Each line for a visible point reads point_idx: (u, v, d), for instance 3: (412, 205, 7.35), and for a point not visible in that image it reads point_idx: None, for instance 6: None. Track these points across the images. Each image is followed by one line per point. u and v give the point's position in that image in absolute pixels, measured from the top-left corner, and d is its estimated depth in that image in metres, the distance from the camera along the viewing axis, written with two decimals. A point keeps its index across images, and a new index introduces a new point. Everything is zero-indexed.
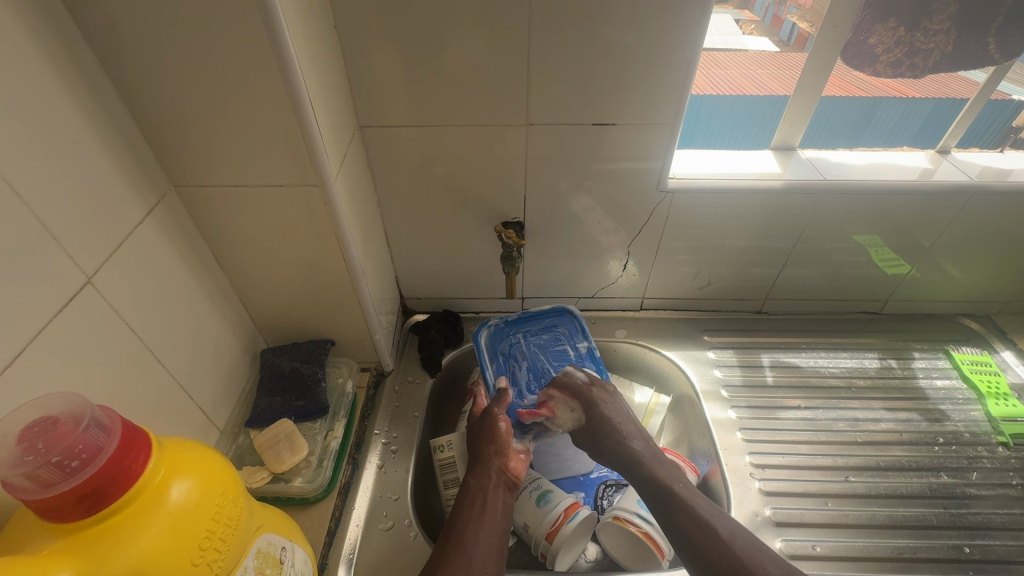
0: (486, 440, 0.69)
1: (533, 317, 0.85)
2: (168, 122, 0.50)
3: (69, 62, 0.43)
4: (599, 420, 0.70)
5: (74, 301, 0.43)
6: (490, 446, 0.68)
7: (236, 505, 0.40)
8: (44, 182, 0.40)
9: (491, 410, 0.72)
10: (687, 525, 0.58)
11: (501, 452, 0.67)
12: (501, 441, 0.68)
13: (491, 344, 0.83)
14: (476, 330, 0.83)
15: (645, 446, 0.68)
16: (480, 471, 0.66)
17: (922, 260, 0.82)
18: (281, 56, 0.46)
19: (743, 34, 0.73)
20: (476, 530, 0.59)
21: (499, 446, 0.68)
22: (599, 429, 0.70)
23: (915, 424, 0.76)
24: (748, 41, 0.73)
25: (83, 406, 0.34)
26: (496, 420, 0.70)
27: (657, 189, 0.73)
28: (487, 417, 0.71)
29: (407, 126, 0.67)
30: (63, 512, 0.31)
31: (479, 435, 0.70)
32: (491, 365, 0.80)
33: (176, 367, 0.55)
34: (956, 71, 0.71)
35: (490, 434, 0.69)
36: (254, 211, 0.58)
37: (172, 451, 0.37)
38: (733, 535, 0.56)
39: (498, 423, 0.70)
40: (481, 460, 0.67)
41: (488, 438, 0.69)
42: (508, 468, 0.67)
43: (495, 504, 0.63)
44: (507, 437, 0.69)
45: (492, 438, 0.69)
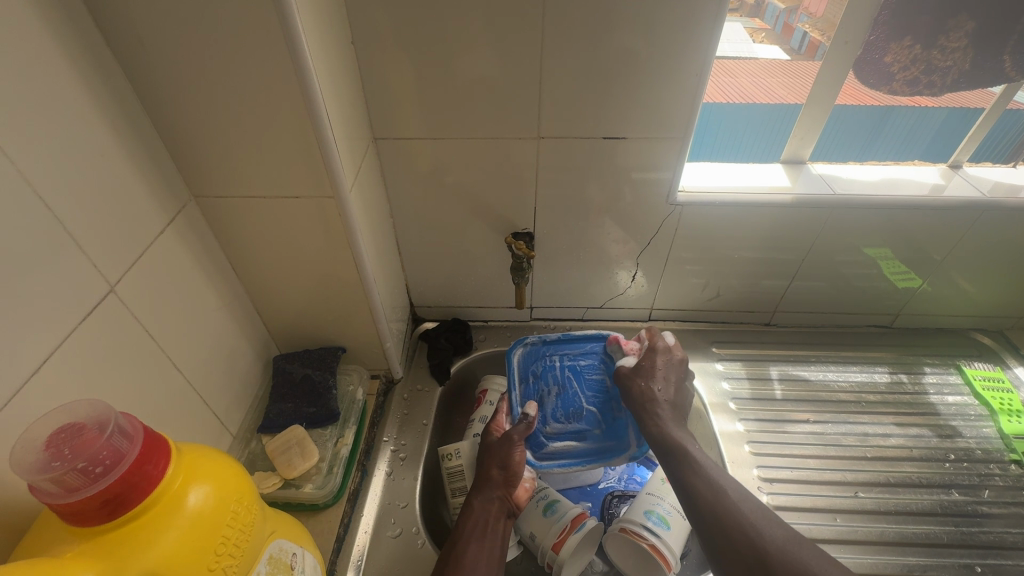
0: (500, 468, 0.68)
1: (572, 340, 0.81)
2: (190, 134, 0.52)
3: (97, 77, 0.44)
4: (639, 377, 0.72)
5: (97, 309, 0.44)
6: (502, 473, 0.68)
7: (250, 511, 0.41)
8: (71, 194, 0.42)
9: (512, 437, 0.70)
10: (704, 491, 0.58)
11: (511, 482, 0.67)
12: (515, 474, 0.67)
13: (524, 364, 0.80)
14: (510, 347, 0.82)
15: (670, 410, 0.69)
16: (485, 496, 0.66)
17: (934, 274, 0.82)
18: (301, 70, 0.47)
19: (754, 42, 0.72)
20: (478, 558, 0.59)
21: (510, 478, 0.67)
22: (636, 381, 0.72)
23: (927, 440, 0.76)
24: (759, 50, 0.72)
25: (108, 413, 0.35)
26: (513, 448, 0.69)
27: (667, 202, 0.74)
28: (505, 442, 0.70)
29: (420, 138, 0.68)
30: (86, 516, 0.32)
31: (494, 459, 0.69)
32: (519, 387, 0.78)
33: (193, 373, 0.57)
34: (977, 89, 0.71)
35: (506, 462, 0.68)
36: (270, 221, 0.60)
37: (190, 457, 0.38)
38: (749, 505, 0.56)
39: (514, 451, 0.69)
40: (491, 484, 0.66)
41: (501, 466, 0.68)
42: (512, 496, 0.67)
43: (495, 531, 0.63)
44: (519, 468, 0.68)
45: (505, 466, 0.68)
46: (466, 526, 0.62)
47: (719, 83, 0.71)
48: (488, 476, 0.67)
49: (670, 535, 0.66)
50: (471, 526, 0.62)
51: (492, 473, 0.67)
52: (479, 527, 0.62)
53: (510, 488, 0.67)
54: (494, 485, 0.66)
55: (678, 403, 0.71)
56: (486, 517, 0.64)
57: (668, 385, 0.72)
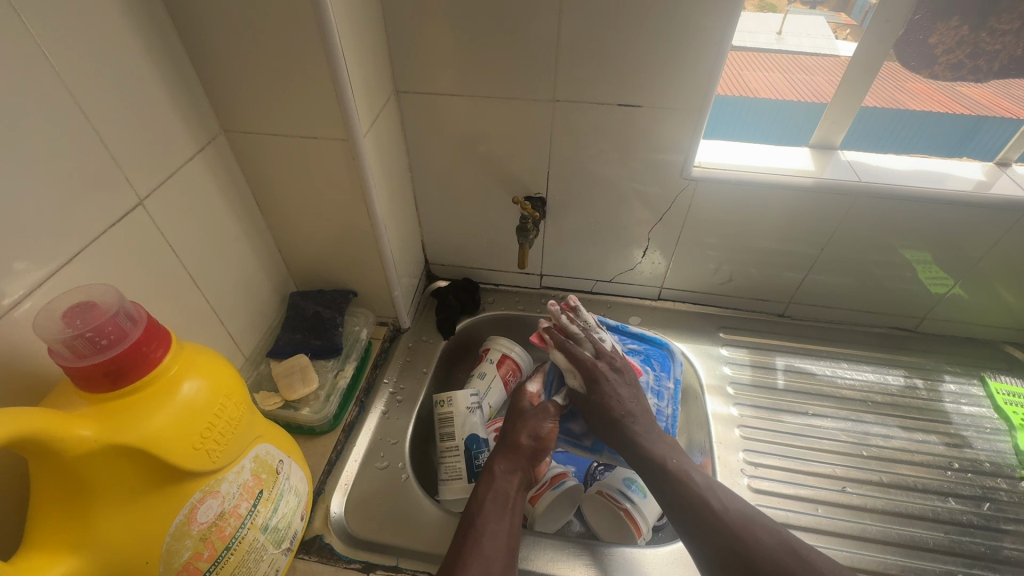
0: (530, 438, 0.69)
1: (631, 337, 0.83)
2: (223, 69, 0.56)
3: (138, 7, 0.49)
4: (601, 401, 0.70)
5: (127, 218, 0.50)
6: (531, 444, 0.69)
7: (238, 408, 0.45)
8: (109, 110, 0.47)
9: (546, 411, 0.73)
10: (687, 501, 0.59)
11: (536, 455, 0.69)
12: (544, 446, 0.69)
13: None
14: None
15: (645, 421, 0.69)
16: (507, 464, 0.66)
17: (966, 278, 0.77)
18: (320, 12, 0.50)
19: (839, 38, 0.73)
20: (498, 524, 0.59)
21: (537, 449, 0.69)
22: (600, 407, 0.70)
23: (931, 446, 0.73)
24: (841, 47, 0.73)
25: (117, 297, 0.40)
26: (546, 421, 0.71)
27: (681, 177, 0.73)
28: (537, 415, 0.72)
29: (439, 95, 0.71)
30: (91, 382, 0.37)
31: (526, 428, 0.70)
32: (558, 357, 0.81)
33: (212, 293, 0.62)
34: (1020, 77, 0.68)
35: (537, 434, 0.70)
36: (291, 161, 0.64)
37: (187, 351, 0.42)
38: (728, 506, 0.58)
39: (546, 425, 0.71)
40: (517, 452, 0.68)
41: (532, 435, 0.69)
42: (535, 468, 0.69)
43: (514, 501, 0.63)
44: (548, 441, 0.70)
45: (535, 437, 0.69)
46: (488, 493, 0.62)
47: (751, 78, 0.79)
48: (516, 444, 0.68)
49: (645, 503, 0.68)
50: (493, 494, 0.62)
51: (522, 442, 0.69)
52: (501, 494, 0.62)
53: (534, 460, 0.69)
54: (520, 454, 0.68)
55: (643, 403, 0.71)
56: (508, 486, 0.64)
57: (628, 391, 0.71)
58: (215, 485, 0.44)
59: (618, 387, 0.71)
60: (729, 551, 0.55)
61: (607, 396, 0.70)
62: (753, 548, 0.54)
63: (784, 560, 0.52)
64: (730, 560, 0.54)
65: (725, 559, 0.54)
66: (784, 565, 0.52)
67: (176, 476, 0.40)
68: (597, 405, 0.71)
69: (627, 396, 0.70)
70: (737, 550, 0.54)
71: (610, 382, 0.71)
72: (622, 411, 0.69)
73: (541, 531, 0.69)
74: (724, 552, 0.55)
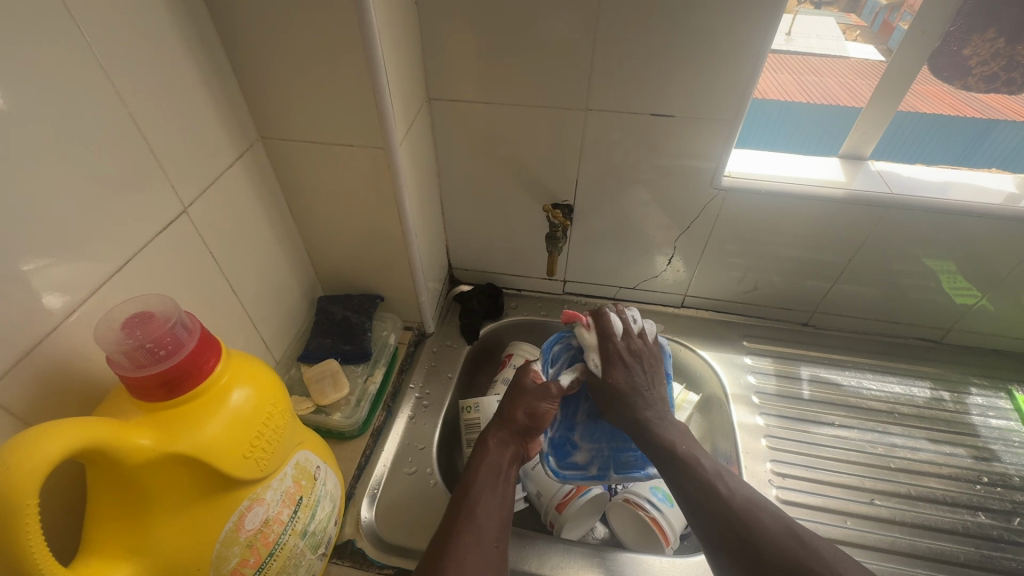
0: (526, 415, 0.66)
1: None
2: (262, 78, 0.57)
3: (185, 17, 0.49)
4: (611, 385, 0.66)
5: (172, 226, 0.50)
6: (526, 421, 0.66)
7: (283, 417, 0.46)
8: (158, 120, 0.48)
9: (547, 388, 0.67)
10: (694, 491, 0.56)
11: (531, 432, 0.66)
12: (539, 425, 0.66)
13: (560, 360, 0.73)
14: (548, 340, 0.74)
15: (656, 411, 0.65)
16: (503, 440, 0.65)
17: (994, 291, 0.77)
18: (364, 23, 0.51)
19: (846, 40, 0.76)
20: (492, 497, 0.58)
21: (533, 426, 0.66)
22: (609, 389, 0.66)
23: (959, 459, 0.73)
24: (851, 48, 0.75)
25: (173, 308, 0.40)
26: (545, 400, 0.66)
27: (710, 186, 0.73)
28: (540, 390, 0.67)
29: (471, 102, 0.71)
30: (147, 392, 0.38)
31: (522, 405, 0.66)
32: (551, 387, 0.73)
33: (247, 298, 0.63)
34: None
35: (534, 411, 0.66)
36: (325, 168, 0.64)
37: (236, 361, 0.43)
38: (733, 492, 0.55)
39: (546, 403, 0.66)
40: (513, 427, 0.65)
41: (528, 413, 0.66)
42: (529, 443, 0.66)
43: (508, 474, 0.62)
44: (545, 420, 0.66)
45: (532, 415, 0.66)
46: (481, 466, 0.61)
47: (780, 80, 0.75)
48: (512, 419, 0.66)
49: (671, 512, 0.68)
50: (487, 469, 0.61)
51: (516, 418, 0.66)
52: (493, 469, 0.61)
53: (528, 437, 0.66)
54: (515, 430, 0.65)
55: (659, 392, 0.67)
56: (501, 460, 0.63)
57: (646, 379, 0.67)
58: (262, 492, 0.44)
59: (636, 374, 0.67)
60: (737, 540, 0.52)
61: (621, 382, 0.66)
62: (761, 534, 0.51)
63: (792, 546, 0.50)
64: (737, 549, 0.51)
65: (732, 549, 0.52)
66: (790, 552, 0.49)
67: (226, 484, 0.41)
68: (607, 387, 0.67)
69: (644, 385, 0.66)
70: (747, 539, 0.51)
71: (628, 369, 0.67)
72: (633, 400, 0.65)
73: (569, 539, 0.69)
74: (731, 542, 0.52)
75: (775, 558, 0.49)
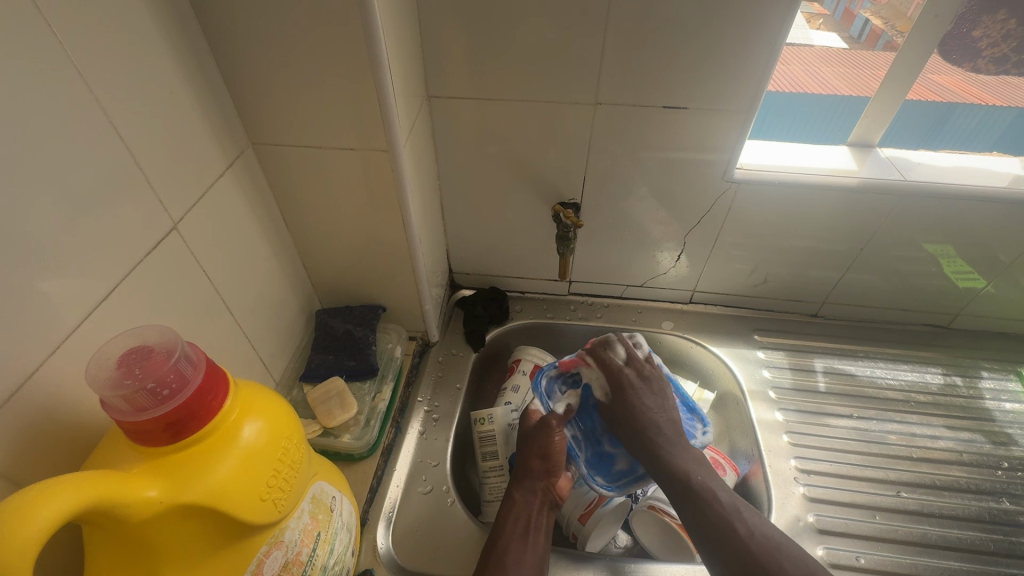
0: (540, 458, 0.63)
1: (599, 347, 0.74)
2: (250, 79, 0.52)
3: (164, 13, 0.45)
4: (624, 413, 0.64)
5: (161, 244, 0.46)
6: (543, 464, 0.64)
7: (299, 450, 0.42)
8: (140, 128, 0.43)
9: (550, 424, 0.65)
10: (710, 527, 0.53)
11: (552, 472, 0.63)
12: (555, 463, 0.63)
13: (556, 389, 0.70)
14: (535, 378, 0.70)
15: (669, 436, 0.61)
16: (526, 488, 0.62)
17: (1002, 276, 0.77)
18: (366, 16, 0.46)
19: (810, 28, 0.69)
20: (523, 554, 0.56)
21: (549, 468, 0.63)
22: (623, 418, 0.64)
23: (978, 445, 0.74)
24: (814, 36, 0.69)
25: (174, 340, 0.36)
26: (552, 436, 0.64)
27: (722, 179, 0.71)
28: (543, 429, 0.65)
29: (472, 99, 0.67)
30: (150, 437, 0.34)
31: (534, 448, 0.64)
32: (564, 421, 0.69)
33: (243, 318, 0.58)
34: None
35: (547, 452, 0.64)
36: (321, 174, 0.60)
37: (245, 393, 0.39)
38: (752, 532, 0.51)
39: (555, 438, 0.64)
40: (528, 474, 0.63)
41: (542, 455, 0.64)
42: (556, 485, 0.64)
43: (537, 523, 0.59)
44: (560, 457, 0.64)
45: (546, 456, 0.63)
46: (507, 520, 0.59)
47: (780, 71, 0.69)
48: (529, 467, 0.63)
49: None
50: (513, 520, 0.59)
51: (532, 464, 0.63)
52: (520, 520, 0.59)
53: (551, 478, 0.63)
54: (535, 475, 0.63)
55: (670, 412, 0.64)
56: (529, 510, 0.60)
57: (655, 401, 0.64)
58: (280, 534, 0.41)
59: (645, 398, 0.64)
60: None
61: (634, 407, 0.63)
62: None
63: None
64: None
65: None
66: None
67: (243, 531, 0.37)
68: (619, 416, 0.64)
69: (655, 409, 0.64)
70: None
71: (636, 393, 0.64)
72: (649, 425, 0.62)
73: (594, 551, 0.66)
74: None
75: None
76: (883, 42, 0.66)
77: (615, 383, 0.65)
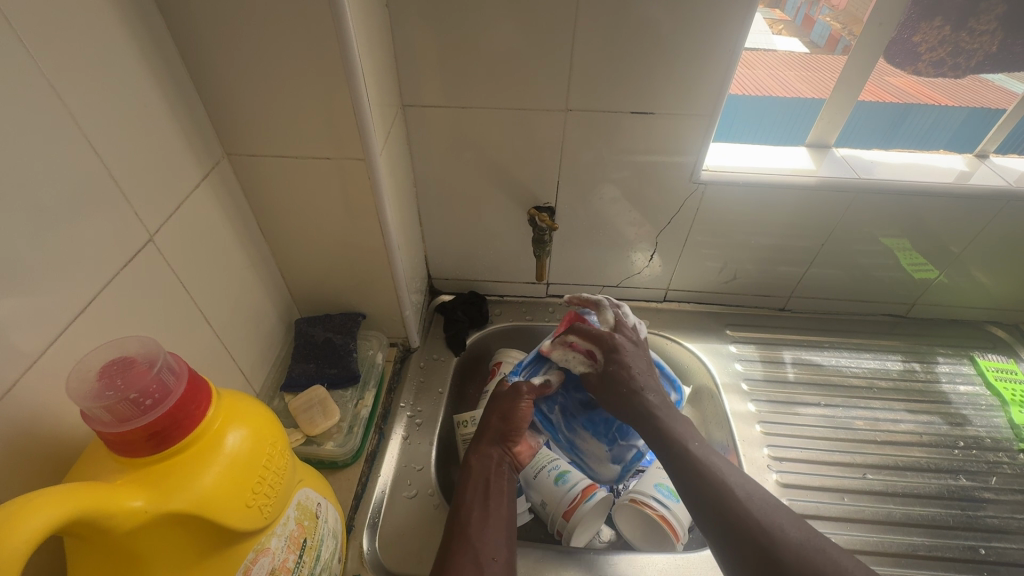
0: (500, 418, 0.65)
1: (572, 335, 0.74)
2: (226, 90, 0.53)
3: (138, 29, 0.45)
4: (614, 372, 0.64)
5: (137, 256, 0.46)
6: (502, 424, 0.65)
7: (283, 456, 0.42)
8: (116, 140, 0.43)
9: (517, 389, 0.68)
10: (704, 490, 0.51)
11: (511, 434, 0.65)
12: (516, 424, 0.65)
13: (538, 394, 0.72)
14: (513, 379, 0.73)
15: (662, 403, 0.62)
16: (482, 451, 0.63)
17: (952, 267, 0.82)
18: (340, 29, 0.48)
19: (772, 33, 0.72)
20: (482, 515, 0.56)
21: (510, 430, 0.65)
22: (615, 380, 0.64)
23: (936, 427, 0.78)
24: (776, 41, 0.72)
25: (156, 351, 0.37)
26: (517, 399, 0.67)
27: (690, 181, 0.73)
28: (510, 394, 0.67)
29: (446, 108, 0.69)
30: (133, 447, 0.34)
31: (495, 409, 0.66)
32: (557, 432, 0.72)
33: (222, 329, 0.58)
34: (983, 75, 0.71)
35: (508, 413, 0.66)
36: (299, 185, 0.60)
37: (228, 402, 0.39)
38: (749, 494, 0.50)
39: (517, 402, 0.66)
40: (488, 437, 0.64)
41: (503, 416, 0.66)
42: (513, 450, 0.65)
43: (498, 485, 0.60)
44: (522, 419, 0.66)
45: (507, 417, 0.65)
46: (470, 482, 0.60)
47: (742, 75, 0.71)
48: (489, 427, 0.65)
49: (678, 508, 0.67)
50: (474, 482, 0.59)
51: (492, 423, 0.65)
52: (480, 482, 0.60)
53: (511, 441, 0.65)
54: (492, 438, 0.65)
55: (655, 377, 0.66)
56: (486, 471, 0.61)
57: (640, 359, 0.66)
58: (266, 541, 0.41)
59: (634, 359, 0.65)
60: (757, 556, 0.45)
61: (624, 367, 0.64)
62: (777, 541, 0.45)
63: (809, 555, 0.44)
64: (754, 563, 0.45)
65: (749, 560, 0.45)
66: (811, 563, 0.43)
67: (230, 538, 0.37)
68: (609, 378, 0.64)
69: (643, 369, 0.65)
70: (764, 548, 0.45)
71: (626, 352, 0.66)
72: (639, 381, 0.63)
73: (577, 547, 0.67)
74: (750, 557, 0.45)
75: (793, 565, 0.43)
76: (841, 46, 0.69)
77: (605, 349, 0.66)
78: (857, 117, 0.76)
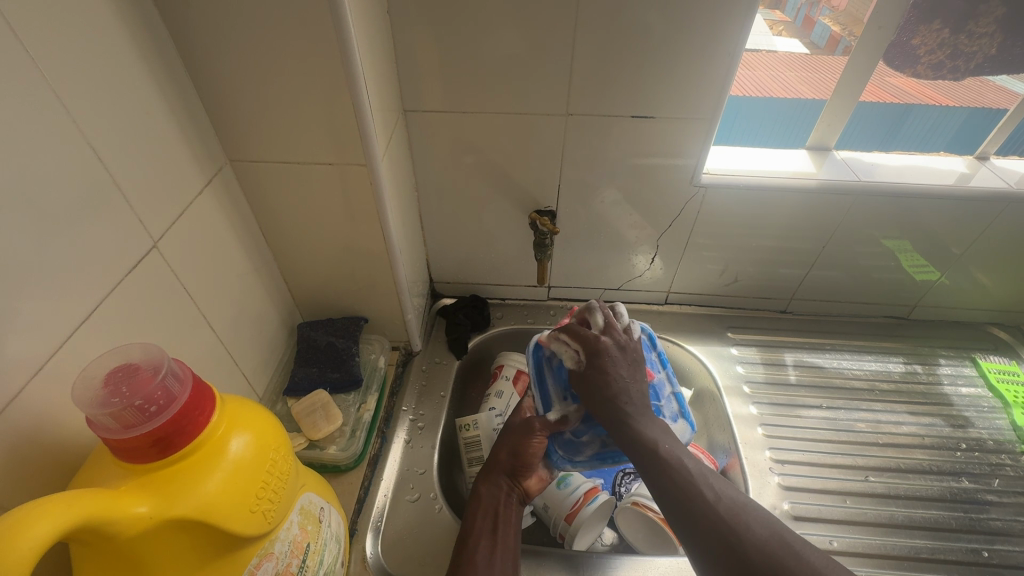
0: (510, 454, 0.65)
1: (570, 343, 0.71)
2: (229, 97, 0.53)
3: (141, 39, 0.46)
4: (596, 379, 0.60)
5: (141, 262, 0.46)
6: (512, 460, 0.65)
7: (286, 461, 0.43)
8: (120, 148, 0.44)
9: (529, 425, 0.66)
10: (678, 490, 0.51)
11: (520, 469, 0.65)
12: (525, 462, 0.65)
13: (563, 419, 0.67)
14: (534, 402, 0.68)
15: (640, 408, 0.59)
16: (492, 481, 0.64)
17: (953, 268, 0.82)
18: (342, 36, 0.48)
19: (772, 34, 0.71)
20: (491, 550, 0.57)
21: (519, 465, 0.65)
22: (595, 386, 0.60)
23: (938, 429, 0.78)
24: (777, 42, 0.71)
25: (161, 357, 0.37)
26: (529, 436, 0.65)
27: (691, 185, 0.74)
28: (521, 428, 0.67)
29: (447, 113, 0.69)
30: (138, 453, 0.34)
31: (506, 444, 0.66)
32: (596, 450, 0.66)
33: (225, 334, 0.59)
34: (986, 77, 0.71)
35: (519, 450, 0.65)
36: (301, 190, 0.61)
37: (232, 407, 0.39)
38: (719, 496, 0.49)
39: (528, 440, 0.65)
40: (496, 470, 0.65)
41: (512, 452, 0.65)
42: (523, 483, 0.65)
43: (507, 517, 0.61)
44: (531, 457, 0.65)
45: (516, 454, 0.65)
46: (478, 514, 0.61)
47: (744, 78, 0.71)
48: (496, 460, 0.65)
49: None
50: (481, 515, 0.60)
51: (500, 458, 0.65)
52: (489, 517, 0.61)
53: (519, 475, 0.65)
54: (502, 471, 0.65)
55: (642, 384, 0.61)
56: (496, 504, 0.62)
57: (629, 371, 0.61)
58: (270, 546, 0.41)
59: (618, 366, 0.61)
60: (729, 556, 0.45)
61: (605, 374, 0.60)
62: (748, 541, 0.45)
63: (778, 554, 0.44)
64: (727, 564, 0.45)
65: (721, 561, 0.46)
66: (779, 562, 0.43)
67: (233, 544, 0.38)
68: (590, 383, 0.61)
69: (628, 379, 0.60)
70: (735, 550, 0.45)
71: (610, 360, 0.61)
72: (619, 392, 0.59)
73: (580, 550, 0.67)
74: (722, 556, 0.46)
75: (763, 567, 0.43)
76: (841, 48, 0.69)
77: (589, 350, 0.62)
78: (857, 119, 0.76)
